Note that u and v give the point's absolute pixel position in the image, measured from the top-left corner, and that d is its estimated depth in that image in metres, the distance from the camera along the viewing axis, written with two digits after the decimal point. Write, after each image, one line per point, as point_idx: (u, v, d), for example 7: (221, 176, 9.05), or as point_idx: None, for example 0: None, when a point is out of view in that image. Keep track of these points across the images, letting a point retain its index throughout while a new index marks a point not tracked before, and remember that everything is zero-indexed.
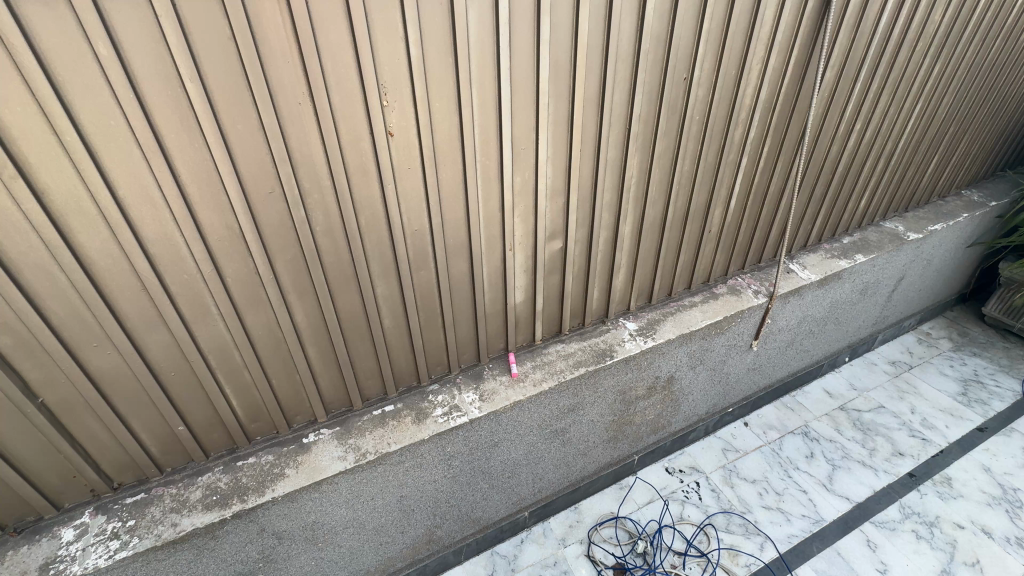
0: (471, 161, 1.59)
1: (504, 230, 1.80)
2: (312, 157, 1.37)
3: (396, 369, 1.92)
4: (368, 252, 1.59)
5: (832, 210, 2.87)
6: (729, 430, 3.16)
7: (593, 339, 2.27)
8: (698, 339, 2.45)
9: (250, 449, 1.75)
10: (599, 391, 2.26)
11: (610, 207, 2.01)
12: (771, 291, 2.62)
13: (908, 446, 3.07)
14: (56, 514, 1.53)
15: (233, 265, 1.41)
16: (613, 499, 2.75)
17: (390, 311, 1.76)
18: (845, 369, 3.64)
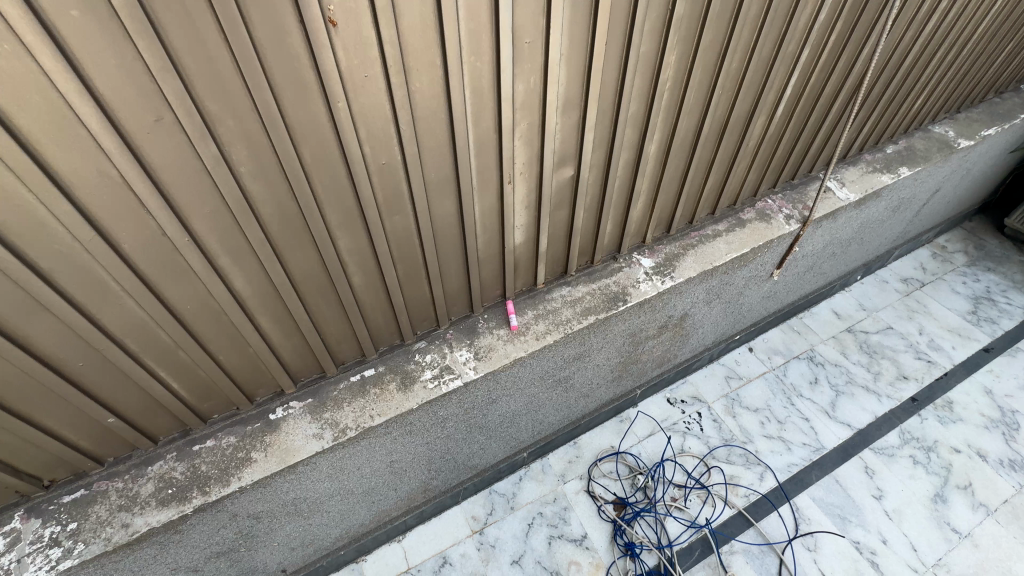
0: (456, 65, 1.12)
1: (501, 160, 1.37)
2: (212, 62, 0.90)
3: (374, 329, 1.61)
4: (320, 198, 1.18)
5: (884, 113, 2.43)
6: (734, 356, 3.02)
7: (603, 280, 1.95)
8: (719, 274, 2.15)
9: (207, 432, 1.48)
10: (607, 337, 2.00)
11: (634, 122, 1.56)
12: (805, 216, 2.27)
13: (912, 370, 2.99)
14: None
15: (128, 228, 1.01)
16: (613, 433, 2.65)
17: (359, 268, 1.39)
18: (856, 288, 3.45)
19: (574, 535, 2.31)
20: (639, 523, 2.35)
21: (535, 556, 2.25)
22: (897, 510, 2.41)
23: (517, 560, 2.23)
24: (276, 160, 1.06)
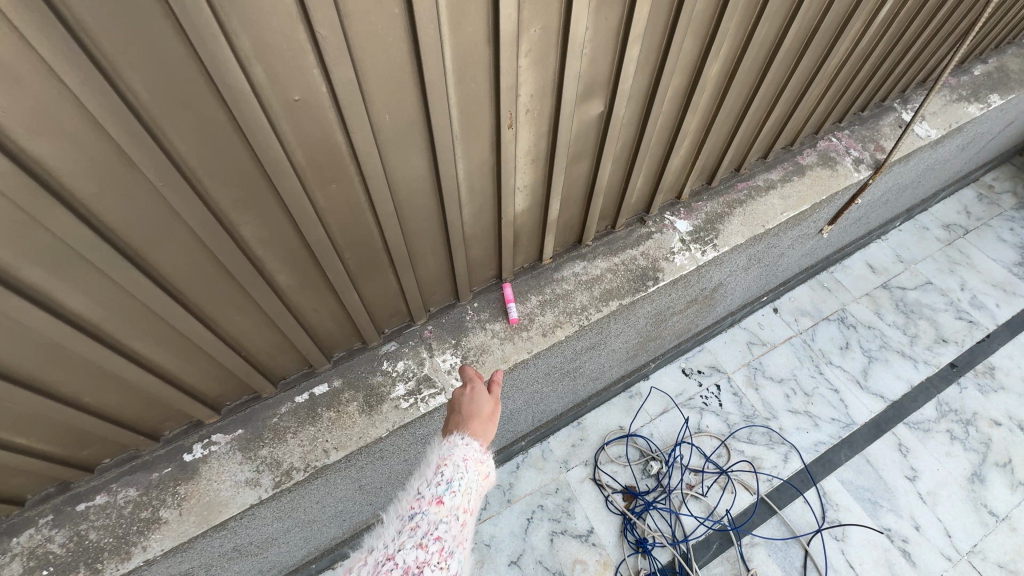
0: None
1: (499, 92, 0.88)
2: None
3: (322, 334, 1.18)
4: (188, 169, 0.75)
5: (988, 21, 1.88)
6: (756, 318, 2.67)
7: (626, 251, 1.51)
8: (769, 238, 1.70)
9: (96, 484, 1.08)
10: (629, 321, 1.59)
11: (697, 30, 1.05)
12: (877, 161, 1.80)
13: (952, 332, 2.68)
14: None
15: None
16: (622, 411, 2.33)
17: (279, 257, 0.94)
18: (893, 237, 3.05)
19: (579, 530, 2.05)
20: (650, 515, 2.09)
21: (535, 555, 2.00)
22: (932, 493, 2.19)
23: (515, 560, 1.99)
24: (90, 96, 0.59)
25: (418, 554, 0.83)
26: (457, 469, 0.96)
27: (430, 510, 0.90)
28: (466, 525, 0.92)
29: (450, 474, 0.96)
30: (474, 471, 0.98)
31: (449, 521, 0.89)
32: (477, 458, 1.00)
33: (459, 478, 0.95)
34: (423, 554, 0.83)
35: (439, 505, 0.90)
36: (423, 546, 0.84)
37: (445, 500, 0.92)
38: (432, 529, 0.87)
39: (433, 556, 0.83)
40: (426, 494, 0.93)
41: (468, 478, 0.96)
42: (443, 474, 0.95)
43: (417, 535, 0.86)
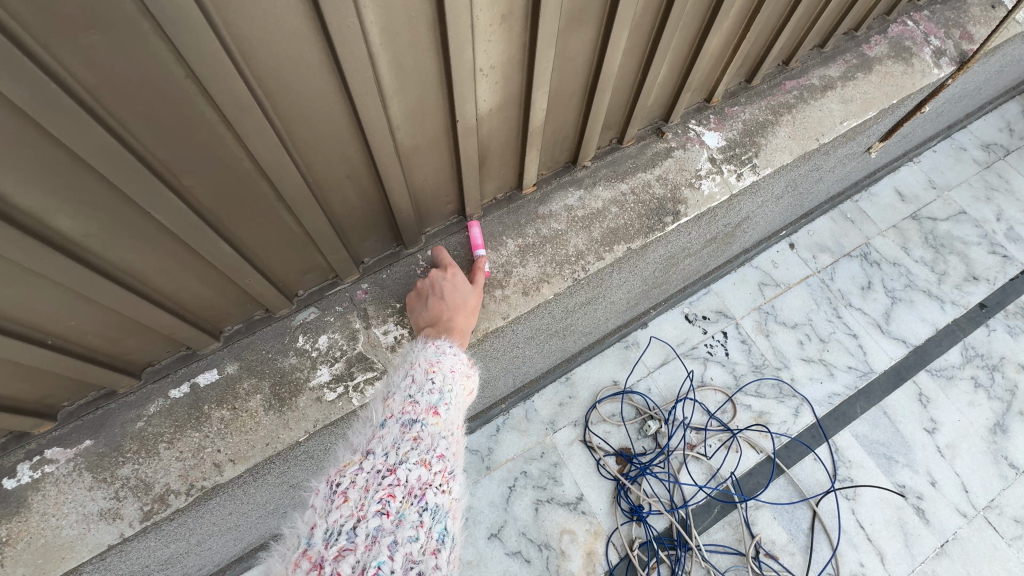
0: None
1: None
2: None
3: (183, 298, 0.93)
4: None
5: None
6: (770, 256, 2.34)
7: (636, 175, 1.12)
8: (819, 157, 1.31)
9: None
10: (635, 270, 1.24)
11: None
12: (963, 53, 1.37)
13: (984, 268, 2.39)
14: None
15: None
16: (616, 364, 2.05)
17: (43, 183, 0.64)
18: (925, 159, 2.67)
19: (567, 498, 1.83)
20: (646, 480, 1.87)
21: (518, 527, 1.78)
22: (951, 446, 2.00)
23: (495, 533, 1.77)
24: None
25: (421, 472, 0.72)
26: (449, 378, 0.84)
27: (428, 419, 0.77)
28: (461, 440, 0.81)
29: (443, 383, 0.83)
30: (464, 382, 0.86)
31: (448, 436, 0.78)
32: (466, 368, 0.88)
33: (451, 388, 0.83)
34: (427, 472, 0.72)
35: (439, 416, 0.78)
36: (425, 462, 0.73)
37: (442, 410, 0.79)
38: (433, 442, 0.75)
39: (437, 477, 0.72)
40: (421, 399, 0.79)
41: (459, 390, 0.84)
42: (437, 382, 0.82)
43: (418, 449, 0.73)
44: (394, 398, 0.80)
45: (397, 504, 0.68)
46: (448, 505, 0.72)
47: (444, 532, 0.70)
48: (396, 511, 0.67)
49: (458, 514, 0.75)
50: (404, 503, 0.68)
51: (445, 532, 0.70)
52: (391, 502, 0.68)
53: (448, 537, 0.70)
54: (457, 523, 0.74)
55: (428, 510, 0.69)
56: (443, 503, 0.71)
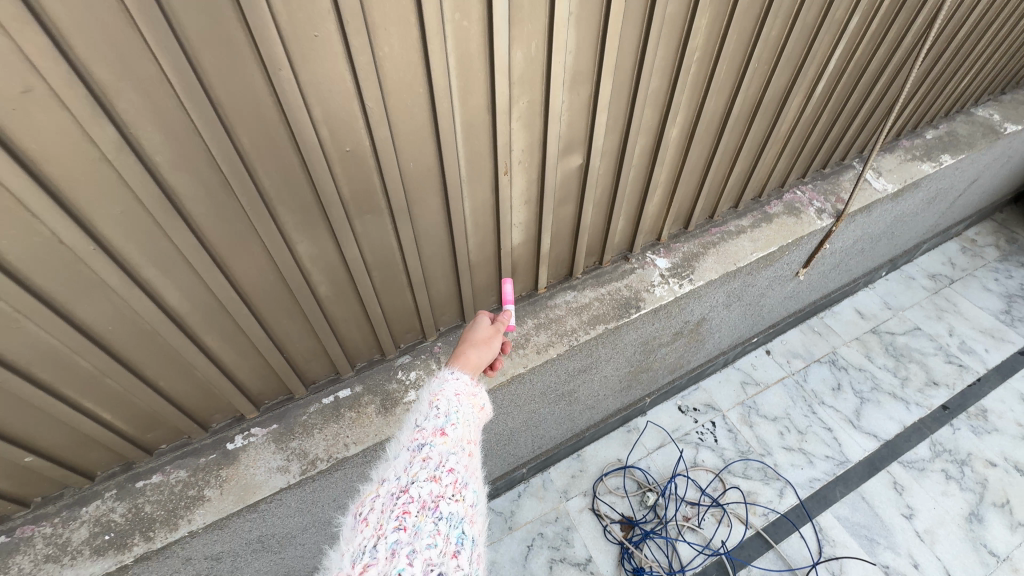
0: (437, 24, 0.89)
1: (496, 144, 1.15)
2: (108, 12, 0.66)
3: (352, 344, 1.40)
4: (269, 194, 0.96)
5: (929, 93, 2.17)
6: (750, 360, 2.81)
7: (612, 284, 1.73)
8: (742, 276, 1.92)
9: (152, 466, 1.28)
10: (617, 347, 1.78)
11: (654, 102, 1.34)
12: (838, 210, 2.04)
13: (942, 375, 2.78)
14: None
15: (14, 237, 0.78)
16: (620, 445, 2.45)
17: (325, 262, 1.15)
18: (880, 285, 3.22)
19: (578, 559, 2.11)
20: (647, 546, 2.15)
21: None
22: (929, 531, 2.22)
23: None
24: (197, 127, 0.80)
25: (432, 487, 0.83)
26: (453, 403, 0.98)
27: (436, 441, 0.90)
28: (472, 454, 0.94)
29: (448, 408, 0.97)
30: (469, 403, 1.01)
31: (456, 453, 0.90)
32: (470, 391, 1.04)
33: (456, 412, 0.97)
34: (438, 487, 0.83)
35: (445, 435, 0.91)
36: (435, 478, 0.84)
37: (449, 431, 0.93)
38: (443, 460, 0.87)
39: (448, 488, 0.84)
40: (427, 426, 0.93)
41: (464, 410, 0.99)
42: (442, 407, 0.97)
43: (428, 468, 0.85)
44: (405, 433, 0.93)
45: (412, 518, 0.78)
46: (462, 513, 0.84)
47: (460, 536, 0.81)
48: (412, 524, 0.77)
49: (473, 519, 0.87)
50: (420, 516, 0.79)
51: (461, 536, 0.81)
52: (407, 517, 0.78)
53: (465, 540, 0.81)
54: (474, 527, 0.86)
55: (443, 518, 0.80)
56: (457, 512, 0.83)
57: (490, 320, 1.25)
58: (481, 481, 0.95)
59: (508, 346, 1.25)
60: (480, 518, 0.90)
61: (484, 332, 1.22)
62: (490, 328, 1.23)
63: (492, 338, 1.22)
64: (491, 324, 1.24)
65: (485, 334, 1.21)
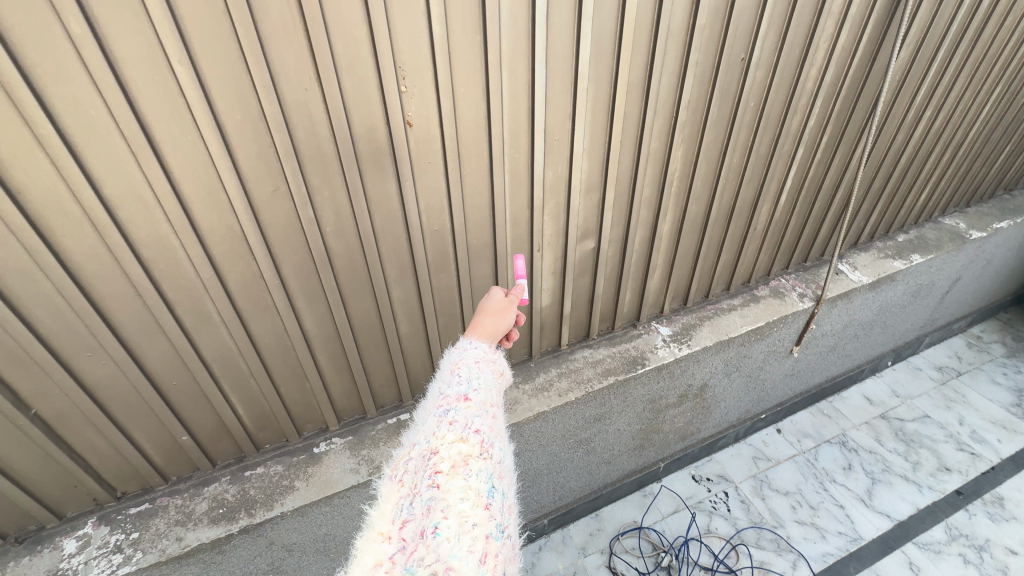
0: (498, 155, 1.43)
1: (532, 230, 1.64)
2: (323, 147, 1.21)
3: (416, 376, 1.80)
4: (383, 254, 1.45)
5: (890, 204, 2.64)
6: (761, 437, 3.00)
7: (623, 345, 2.11)
8: (736, 347, 2.26)
9: (258, 459, 1.66)
10: (627, 400, 2.11)
11: (648, 204, 1.84)
12: (818, 295, 2.41)
13: (955, 461, 2.87)
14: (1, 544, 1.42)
15: (236, 271, 1.29)
16: (636, 507, 2.63)
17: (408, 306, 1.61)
18: (888, 374, 3.42)
19: None
20: None
21: None
22: None
23: None
24: (354, 212, 1.33)
25: (461, 446, 0.84)
26: (473, 371, 1.01)
27: (460, 406, 0.92)
28: (495, 417, 0.95)
29: (469, 377, 0.99)
30: (488, 370, 1.04)
31: (481, 415, 0.92)
32: (488, 358, 1.07)
33: (477, 379, 1.00)
34: (466, 446, 0.85)
35: (469, 400, 0.93)
36: (463, 439, 0.86)
37: (471, 397, 0.95)
38: (468, 422, 0.89)
39: (476, 446, 0.85)
40: (450, 393, 0.95)
41: (485, 377, 1.01)
42: (463, 376, 0.99)
43: (456, 429, 0.87)
44: (430, 403, 0.95)
45: (444, 476, 0.80)
46: (492, 469, 0.84)
47: (493, 489, 0.82)
48: (445, 482, 0.79)
49: (504, 475, 0.87)
50: (450, 474, 0.80)
51: (493, 489, 0.81)
52: (439, 475, 0.80)
53: (497, 492, 0.82)
54: (505, 482, 0.86)
55: (473, 475, 0.81)
56: (487, 468, 0.83)
57: (505, 293, 1.29)
58: (508, 440, 0.96)
59: (523, 316, 1.28)
60: (510, 472, 0.91)
61: (498, 303, 1.25)
62: (504, 299, 1.26)
63: (507, 309, 1.25)
64: (506, 295, 1.28)
65: (500, 305, 1.24)
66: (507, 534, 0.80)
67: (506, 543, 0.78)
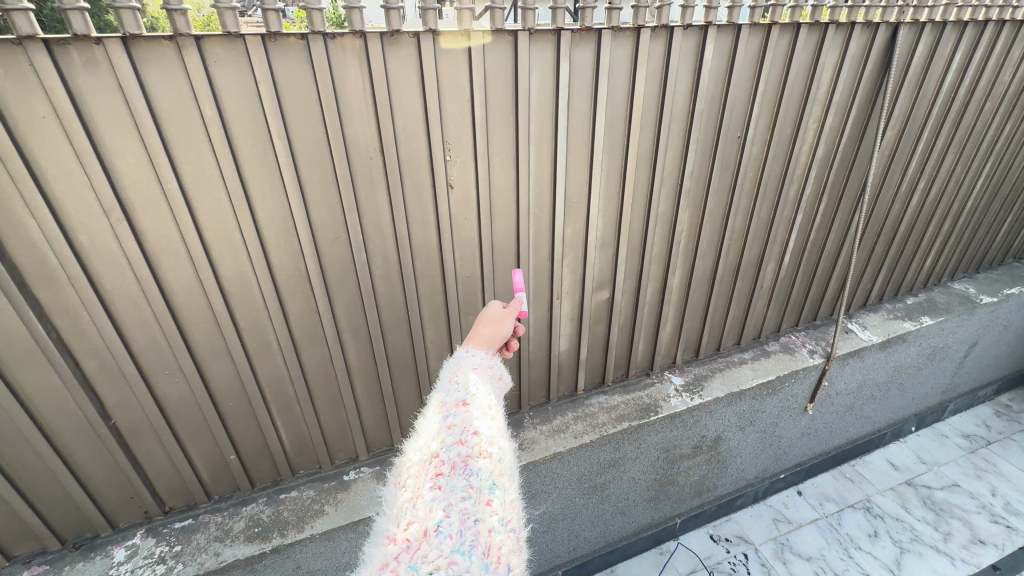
0: (524, 213, 1.66)
1: (552, 279, 1.83)
2: (379, 203, 1.45)
3: None
4: (421, 295, 1.66)
5: (895, 268, 2.78)
6: (781, 499, 2.96)
7: (636, 392, 2.22)
8: (748, 399, 2.32)
9: (292, 483, 1.78)
10: (641, 448, 2.16)
11: (658, 260, 2.02)
12: (828, 352, 2.50)
13: (989, 534, 2.75)
14: (59, 548, 1.56)
15: (297, 305, 1.50)
16: (652, 565, 2.59)
17: (439, 345, 1.78)
18: (912, 440, 3.37)
19: None
20: None
21: None
22: None
23: None
24: (400, 258, 1.55)
25: (461, 448, 0.85)
26: (471, 375, 1.01)
27: (459, 409, 0.92)
28: (495, 417, 0.95)
29: (467, 381, 0.99)
30: (486, 374, 1.04)
31: (480, 417, 0.92)
32: (485, 363, 1.08)
33: (476, 383, 0.99)
34: (465, 448, 0.86)
35: (467, 404, 0.93)
36: (462, 441, 0.86)
37: (469, 399, 0.94)
38: (467, 424, 0.89)
39: (476, 447, 0.86)
40: (448, 397, 0.95)
41: (483, 381, 1.02)
42: (461, 380, 0.99)
43: (454, 433, 0.87)
44: (428, 407, 0.95)
45: (445, 478, 0.82)
46: (492, 468, 0.86)
47: (493, 487, 0.84)
48: (446, 483, 0.81)
49: (506, 472, 0.88)
50: (451, 475, 0.82)
51: (493, 486, 0.84)
52: (441, 477, 0.82)
53: (498, 489, 0.84)
54: (506, 479, 0.87)
55: (473, 475, 0.83)
56: (487, 467, 0.85)
57: (503, 303, 1.30)
58: (510, 438, 0.96)
59: (522, 326, 1.28)
60: (512, 469, 0.92)
61: (496, 313, 1.26)
62: (502, 309, 1.27)
63: (505, 318, 1.26)
64: (504, 306, 1.29)
65: (497, 314, 1.26)
66: (510, 527, 0.82)
67: (509, 537, 0.81)
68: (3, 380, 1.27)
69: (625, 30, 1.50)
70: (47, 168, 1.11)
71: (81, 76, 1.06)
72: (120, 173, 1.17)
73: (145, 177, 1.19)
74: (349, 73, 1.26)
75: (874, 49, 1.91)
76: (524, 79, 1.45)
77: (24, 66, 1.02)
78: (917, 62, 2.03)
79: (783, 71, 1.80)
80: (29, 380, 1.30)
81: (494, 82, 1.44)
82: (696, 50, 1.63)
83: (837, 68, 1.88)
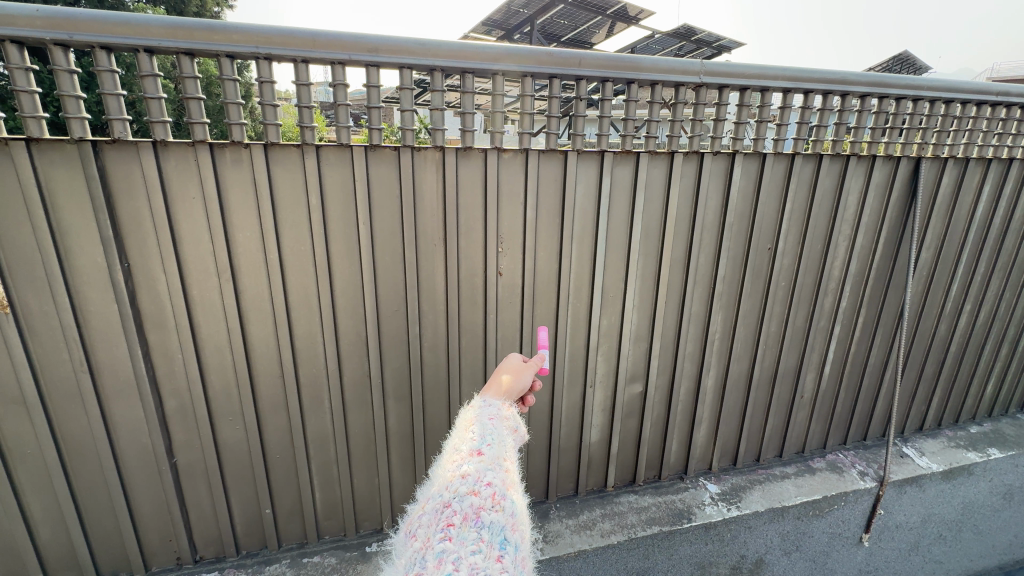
0: (564, 301, 1.81)
1: (586, 367, 1.92)
2: (435, 283, 1.65)
3: None
4: (463, 370, 1.79)
5: (951, 392, 2.66)
6: None
7: (669, 496, 2.13)
8: (793, 519, 2.15)
9: (317, 547, 1.79)
10: (675, 560, 2.00)
11: (692, 358, 2.08)
12: (881, 475, 2.32)
13: None
14: None
15: (353, 367, 1.66)
16: None
17: None
18: None
19: None
20: None
21: None
22: None
23: None
24: (449, 334, 1.72)
25: (474, 500, 0.92)
26: (488, 425, 1.09)
27: (473, 460, 1.00)
28: (508, 470, 1.02)
29: (483, 431, 1.07)
30: (503, 424, 1.12)
31: (493, 469, 0.99)
32: (503, 415, 1.16)
33: (491, 434, 1.07)
34: (477, 500, 0.92)
35: (482, 455, 1.01)
36: (474, 492, 0.93)
37: (484, 451, 1.03)
38: (480, 476, 0.96)
39: (488, 500, 0.92)
40: (464, 449, 1.03)
41: (499, 430, 1.10)
42: (478, 431, 1.08)
43: (468, 483, 0.94)
44: (445, 459, 1.03)
45: (457, 529, 0.87)
46: (504, 522, 0.90)
47: (504, 542, 0.87)
48: (457, 534, 0.86)
49: (518, 528, 0.92)
50: (462, 527, 0.87)
51: (504, 541, 0.87)
52: (451, 528, 0.87)
53: (509, 545, 0.87)
54: (519, 535, 0.91)
55: (485, 527, 0.88)
56: (498, 520, 0.90)
57: (524, 357, 1.41)
58: (524, 495, 1.01)
59: (539, 381, 1.37)
60: (525, 526, 0.96)
61: (516, 364, 1.37)
62: (522, 361, 1.38)
63: (523, 370, 1.36)
64: (525, 359, 1.39)
65: (517, 365, 1.36)
66: None
67: None
68: (101, 407, 1.47)
69: (661, 154, 1.74)
70: (184, 235, 1.41)
71: (229, 169, 1.39)
72: (238, 244, 1.45)
73: (254, 247, 1.47)
74: (427, 177, 1.55)
75: (898, 179, 2.06)
76: (570, 188, 1.69)
77: (191, 162, 1.36)
78: (944, 193, 2.16)
79: (809, 193, 1.97)
80: (120, 411, 1.49)
81: (545, 190, 1.69)
82: (725, 172, 1.85)
83: (864, 193, 2.04)
